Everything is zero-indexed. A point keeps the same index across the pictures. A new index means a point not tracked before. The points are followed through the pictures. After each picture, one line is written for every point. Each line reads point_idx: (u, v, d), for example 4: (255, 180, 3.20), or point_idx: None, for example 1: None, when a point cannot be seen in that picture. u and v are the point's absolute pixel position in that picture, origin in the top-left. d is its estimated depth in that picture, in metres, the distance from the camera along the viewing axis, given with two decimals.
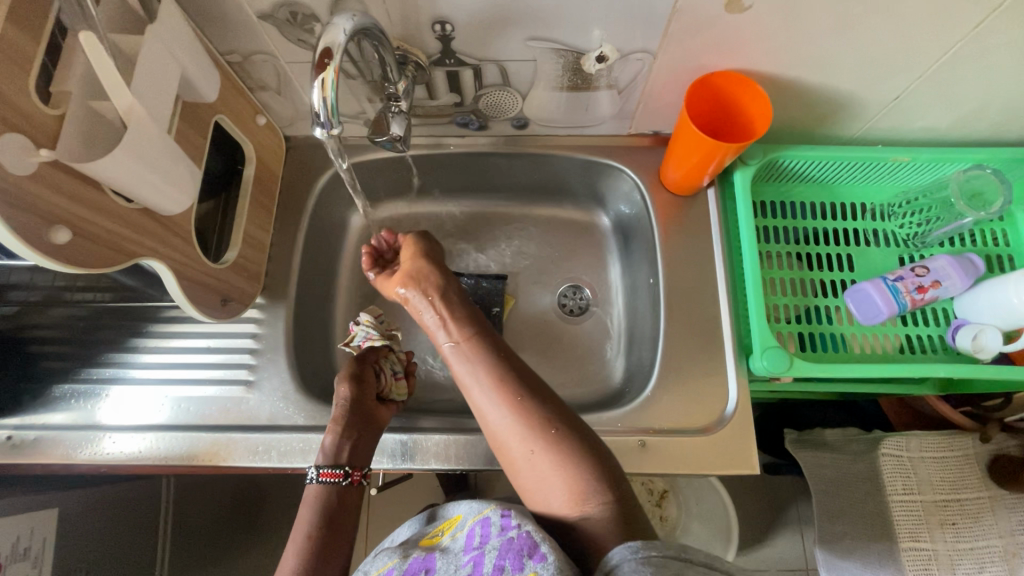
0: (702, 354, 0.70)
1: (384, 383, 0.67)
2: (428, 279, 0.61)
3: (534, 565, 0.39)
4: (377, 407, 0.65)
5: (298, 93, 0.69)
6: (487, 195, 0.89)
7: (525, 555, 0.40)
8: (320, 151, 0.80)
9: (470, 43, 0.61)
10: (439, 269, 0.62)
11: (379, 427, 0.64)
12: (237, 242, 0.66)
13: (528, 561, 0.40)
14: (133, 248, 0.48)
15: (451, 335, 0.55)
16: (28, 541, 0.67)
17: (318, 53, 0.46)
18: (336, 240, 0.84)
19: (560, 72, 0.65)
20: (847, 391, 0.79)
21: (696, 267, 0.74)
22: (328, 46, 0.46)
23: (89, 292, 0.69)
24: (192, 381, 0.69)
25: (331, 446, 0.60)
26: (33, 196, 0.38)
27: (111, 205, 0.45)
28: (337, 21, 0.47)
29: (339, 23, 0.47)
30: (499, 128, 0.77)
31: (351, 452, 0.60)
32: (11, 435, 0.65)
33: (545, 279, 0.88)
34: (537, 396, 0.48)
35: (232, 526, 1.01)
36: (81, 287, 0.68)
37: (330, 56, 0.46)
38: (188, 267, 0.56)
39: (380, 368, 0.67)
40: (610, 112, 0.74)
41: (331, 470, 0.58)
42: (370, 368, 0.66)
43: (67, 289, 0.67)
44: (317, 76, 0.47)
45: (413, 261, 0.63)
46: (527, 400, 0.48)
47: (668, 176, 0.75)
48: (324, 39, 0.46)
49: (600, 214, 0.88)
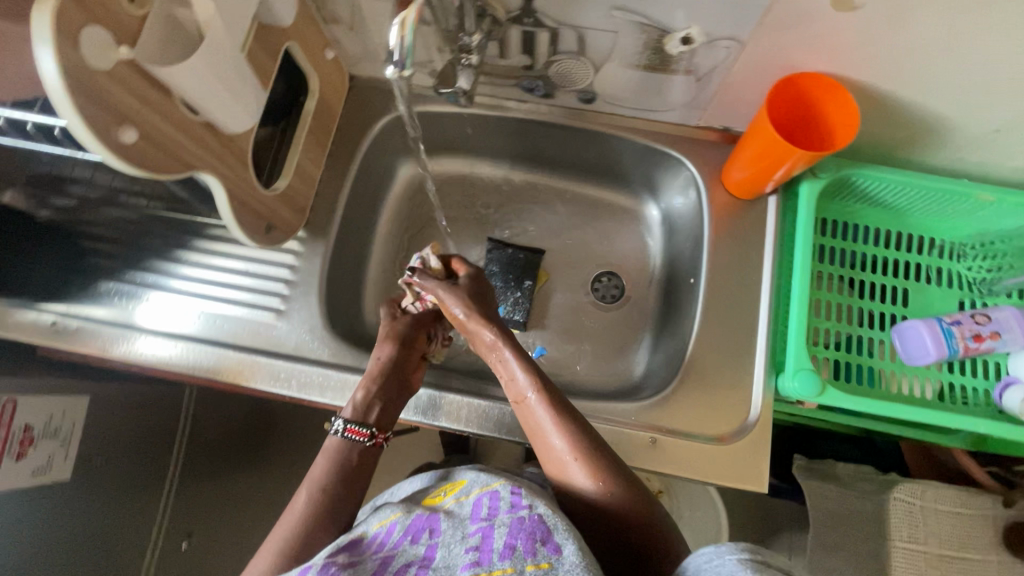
0: (732, 364, 0.68)
1: (432, 346, 0.70)
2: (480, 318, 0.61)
3: (548, 556, 0.41)
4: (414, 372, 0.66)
5: (369, 31, 0.68)
6: (537, 166, 0.87)
7: (538, 540, 0.42)
8: (381, 95, 0.79)
9: (553, 4, 0.58)
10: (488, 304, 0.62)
11: (411, 391, 0.65)
12: (289, 172, 0.66)
13: (542, 548, 0.41)
14: (192, 159, 0.49)
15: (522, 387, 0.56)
16: (59, 421, 0.67)
17: None
18: (382, 187, 0.85)
19: (638, 49, 0.62)
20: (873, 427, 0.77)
21: (740, 273, 0.71)
22: None
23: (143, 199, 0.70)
24: (228, 301, 0.71)
25: (363, 402, 0.61)
26: (109, 92, 0.39)
27: (179, 114, 0.46)
28: None
29: None
30: (565, 98, 0.75)
31: (376, 411, 0.61)
32: (55, 321, 0.69)
33: (580, 261, 0.88)
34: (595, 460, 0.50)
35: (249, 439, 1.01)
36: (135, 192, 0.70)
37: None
38: (239, 188, 0.57)
39: (434, 332, 0.70)
40: (682, 100, 0.70)
41: (359, 429, 0.59)
42: (424, 333, 0.68)
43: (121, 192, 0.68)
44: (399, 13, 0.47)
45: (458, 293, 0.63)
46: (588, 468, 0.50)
47: (731, 176, 0.72)
48: None
49: (649, 205, 0.86)
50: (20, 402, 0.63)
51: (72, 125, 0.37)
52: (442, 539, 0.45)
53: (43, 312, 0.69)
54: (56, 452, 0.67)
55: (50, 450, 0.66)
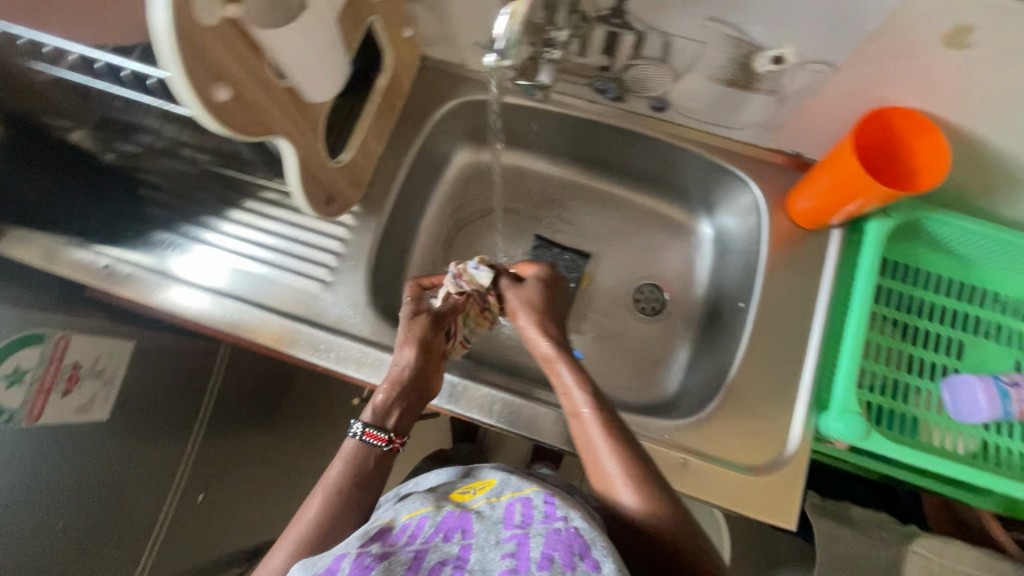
0: (774, 395, 0.66)
1: (451, 345, 0.67)
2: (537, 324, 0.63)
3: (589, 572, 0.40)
4: (433, 377, 0.64)
5: (450, 14, 0.67)
6: (593, 167, 0.86)
7: (577, 555, 0.41)
8: (450, 79, 0.78)
9: (645, 8, 0.56)
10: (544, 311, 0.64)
11: (428, 398, 0.64)
12: (354, 146, 0.66)
13: (580, 563, 0.41)
14: (274, 125, 0.49)
15: (578, 401, 0.55)
16: (104, 362, 0.70)
17: None
18: (437, 171, 0.84)
19: (724, 63, 0.60)
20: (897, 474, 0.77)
21: (793, 304, 0.69)
22: None
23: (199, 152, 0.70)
24: (278, 267, 0.72)
25: (382, 406, 0.60)
26: (211, 48, 0.39)
27: (268, 78, 0.46)
28: None
29: None
30: (635, 103, 0.73)
31: (394, 415, 0.60)
32: (109, 265, 0.70)
33: (624, 270, 0.87)
34: (632, 464, 0.49)
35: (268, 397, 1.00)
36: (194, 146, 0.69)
37: None
38: (309, 157, 0.57)
39: (451, 329, 0.66)
40: (758, 120, 0.68)
41: (377, 433, 0.58)
42: (441, 336, 0.64)
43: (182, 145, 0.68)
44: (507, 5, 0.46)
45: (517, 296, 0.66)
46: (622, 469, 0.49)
47: (796, 205, 0.70)
48: None
49: (703, 221, 0.85)
50: (72, 339, 0.67)
51: (173, 77, 0.37)
52: (476, 541, 0.44)
53: (98, 255, 0.70)
54: (98, 392, 0.68)
55: (93, 389, 0.68)
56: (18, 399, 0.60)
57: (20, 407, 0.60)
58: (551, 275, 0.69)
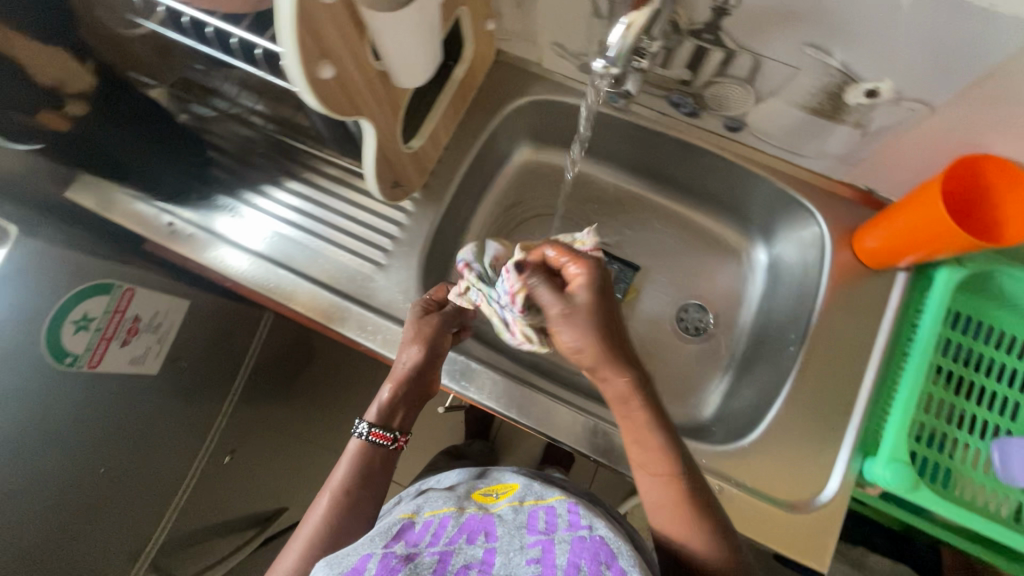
0: (818, 433, 0.65)
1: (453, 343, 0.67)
2: (603, 364, 0.46)
3: None
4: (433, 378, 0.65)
5: (536, 12, 0.67)
6: (652, 179, 0.85)
7: (601, 562, 0.43)
8: (522, 76, 0.78)
9: (742, 27, 0.55)
10: (610, 341, 0.45)
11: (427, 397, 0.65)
12: (425, 134, 0.66)
13: (605, 569, 0.42)
14: (363, 107, 0.49)
15: (654, 467, 0.48)
16: (161, 317, 0.71)
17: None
18: (496, 166, 0.84)
19: (814, 90, 0.59)
20: (924, 524, 0.76)
21: (848, 343, 0.68)
22: None
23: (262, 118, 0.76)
24: (333, 244, 0.73)
25: (384, 405, 0.62)
26: (324, 25, 0.39)
27: (366, 60, 0.46)
28: None
29: None
30: (709, 120, 0.72)
31: (397, 414, 0.62)
32: (173, 224, 0.73)
33: (671, 286, 0.85)
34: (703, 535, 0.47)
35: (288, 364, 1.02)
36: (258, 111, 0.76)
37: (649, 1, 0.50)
38: (386, 141, 0.57)
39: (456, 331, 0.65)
40: (836, 151, 0.67)
41: (382, 433, 0.60)
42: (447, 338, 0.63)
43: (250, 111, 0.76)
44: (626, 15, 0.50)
45: (578, 323, 0.45)
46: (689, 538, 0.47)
47: (863, 244, 0.68)
48: None
49: (759, 247, 0.83)
50: (136, 292, 0.68)
51: (286, 49, 0.38)
52: (499, 545, 0.47)
53: (165, 214, 0.74)
54: (151, 346, 0.69)
55: (147, 343, 0.69)
56: (83, 345, 0.62)
57: (83, 353, 0.62)
58: (605, 275, 0.48)
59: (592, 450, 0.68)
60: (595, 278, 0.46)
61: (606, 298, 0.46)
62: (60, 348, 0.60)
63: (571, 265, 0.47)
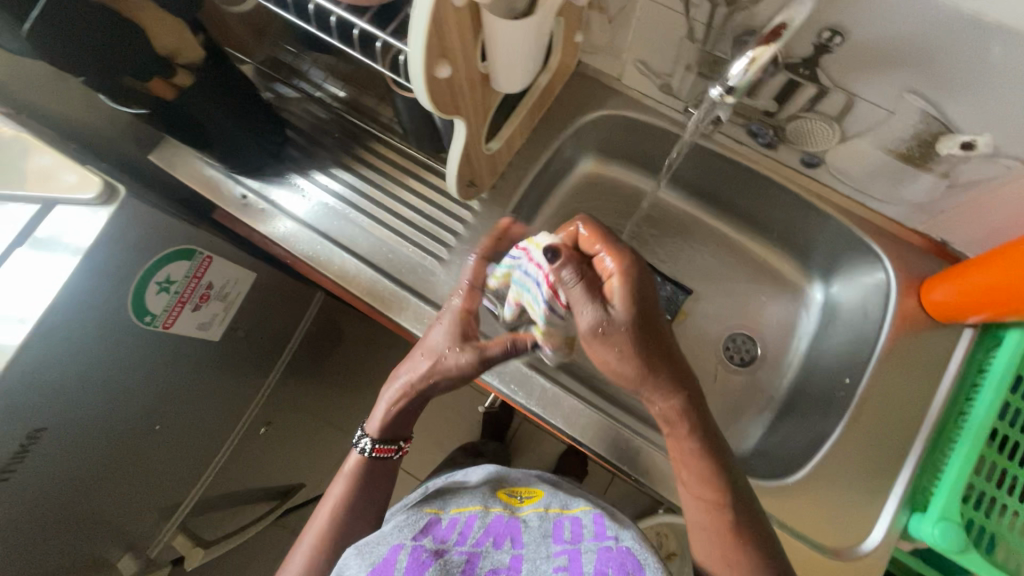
0: (865, 480, 0.64)
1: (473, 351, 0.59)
2: (648, 368, 0.47)
3: None
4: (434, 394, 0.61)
5: (627, 30, 0.67)
6: (714, 205, 0.85)
7: (629, 571, 0.45)
8: (600, 89, 0.78)
9: (842, 67, 0.55)
10: (651, 339, 0.47)
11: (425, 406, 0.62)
12: (504, 137, 0.67)
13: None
14: (461, 106, 0.50)
15: (698, 471, 0.50)
16: (230, 287, 0.72)
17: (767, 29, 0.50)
18: (559, 175, 0.85)
19: (906, 136, 0.58)
20: None
21: (905, 393, 0.67)
22: (783, 23, 0.49)
23: (333, 100, 0.78)
24: (395, 233, 0.73)
25: (385, 423, 0.60)
26: (449, 25, 0.40)
27: (475, 62, 0.47)
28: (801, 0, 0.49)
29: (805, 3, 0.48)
30: (785, 154, 0.72)
31: (397, 426, 0.61)
32: (246, 196, 0.75)
33: (721, 314, 0.85)
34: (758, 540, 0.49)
35: (326, 343, 1.04)
36: (331, 91, 0.79)
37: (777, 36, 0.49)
38: (472, 141, 0.58)
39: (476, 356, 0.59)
40: (916, 198, 0.66)
41: (385, 447, 0.61)
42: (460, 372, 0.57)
43: (320, 89, 0.79)
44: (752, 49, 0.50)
45: (622, 328, 0.46)
46: (745, 544, 0.48)
47: (931, 296, 0.67)
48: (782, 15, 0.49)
49: (816, 286, 0.82)
50: (214, 261, 0.69)
51: (414, 45, 0.39)
52: (526, 552, 0.50)
53: (239, 184, 0.76)
54: (218, 313, 0.71)
55: (215, 310, 0.71)
56: (162, 305, 0.62)
57: (160, 314, 0.62)
58: (642, 267, 0.48)
59: (630, 469, 0.68)
60: (631, 273, 0.47)
61: (646, 298, 0.47)
62: (143, 308, 0.60)
63: (606, 266, 0.48)
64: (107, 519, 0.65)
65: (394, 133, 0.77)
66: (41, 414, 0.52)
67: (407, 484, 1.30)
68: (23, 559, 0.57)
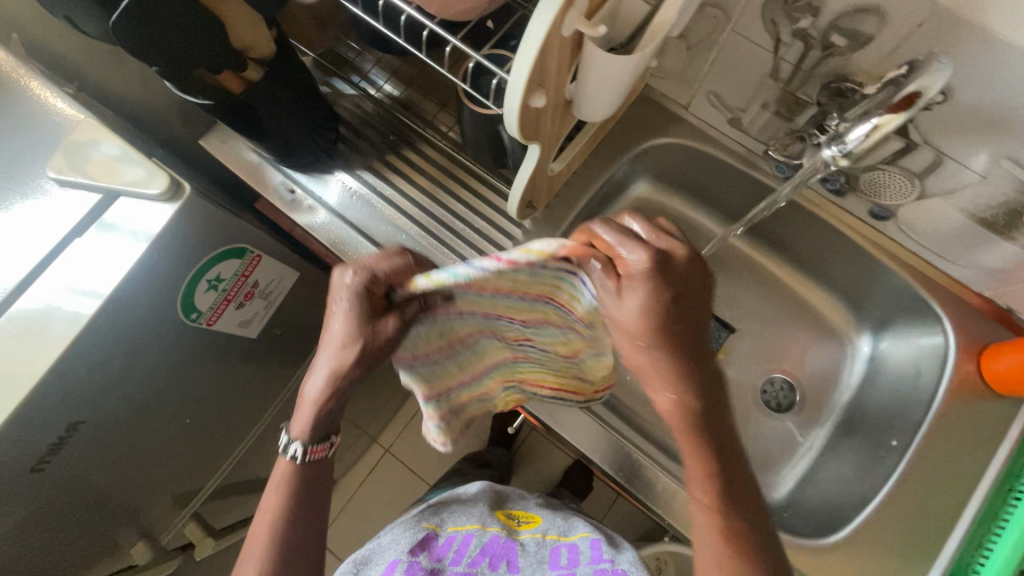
0: (906, 548, 0.62)
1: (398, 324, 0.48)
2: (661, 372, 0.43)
3: None
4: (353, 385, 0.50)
5: (706, 60, 0.65)
6: (768, 243, 0.83)
7: None
8: (665, 115, 0.76)
9: (938, 124, 0.52)
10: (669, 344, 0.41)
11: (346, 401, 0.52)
12: (567, 157, 0.64)
13: None
14: (541, 131, 0.48)
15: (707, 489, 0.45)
16: (273, 285, 0.71)
17: (903, 94, 0.47)
18: (612, 197, 0.82)
19: (994, 200, 0.56)
20: None
21: (955, 462, 0.64)
22: (920, 90, 0.46)
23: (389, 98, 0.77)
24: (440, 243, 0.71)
25: (310, 421, 0.51)
26: (553, 53, 0.38)
27: (563, 89, 0.45)
28: (940, 64, 0.46)
29: (943, 68, 0.46)
30: (854, 202, 0.69)
31: (324, 423, 0.52)
32: (293, 192, 0.73)
33: (763, 356, 0.82)
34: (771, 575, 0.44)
35: None
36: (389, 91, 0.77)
37: (913, 103, 0.47)
38: (541, 163, 0.56)
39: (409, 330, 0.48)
40: (992, 263, 0.63)
41: (319, 447, 0.52)
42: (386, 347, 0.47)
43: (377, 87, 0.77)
44: (883, 114, 0.49)
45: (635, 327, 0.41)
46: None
47: (992, 365, 0.64)
48: (920, 79, 0.46)
49: (865, 338, 0.80)
50: (263, 260, 0.67)
51: (516, 74, 0.37)
52: None
53: (285, 178, 0.73)
54: (258, 310, 0.70)
55: (255, 307, 0.70)
56: (208, 303, 0.61)
57: (206, 312, 0.61)
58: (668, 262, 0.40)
59: (664, 512, 0.65)
60: (651, 270, 0.39)
61: (668, 298, 0.40)
62: (191, 304, 0.59)
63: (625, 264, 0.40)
64: (128, 507, 0.64)
65: (449, 139, 0.75)
66: (81, 404, 0.51)
67: (414, 488, 1.28)
68: (46, 541, 0.56)
